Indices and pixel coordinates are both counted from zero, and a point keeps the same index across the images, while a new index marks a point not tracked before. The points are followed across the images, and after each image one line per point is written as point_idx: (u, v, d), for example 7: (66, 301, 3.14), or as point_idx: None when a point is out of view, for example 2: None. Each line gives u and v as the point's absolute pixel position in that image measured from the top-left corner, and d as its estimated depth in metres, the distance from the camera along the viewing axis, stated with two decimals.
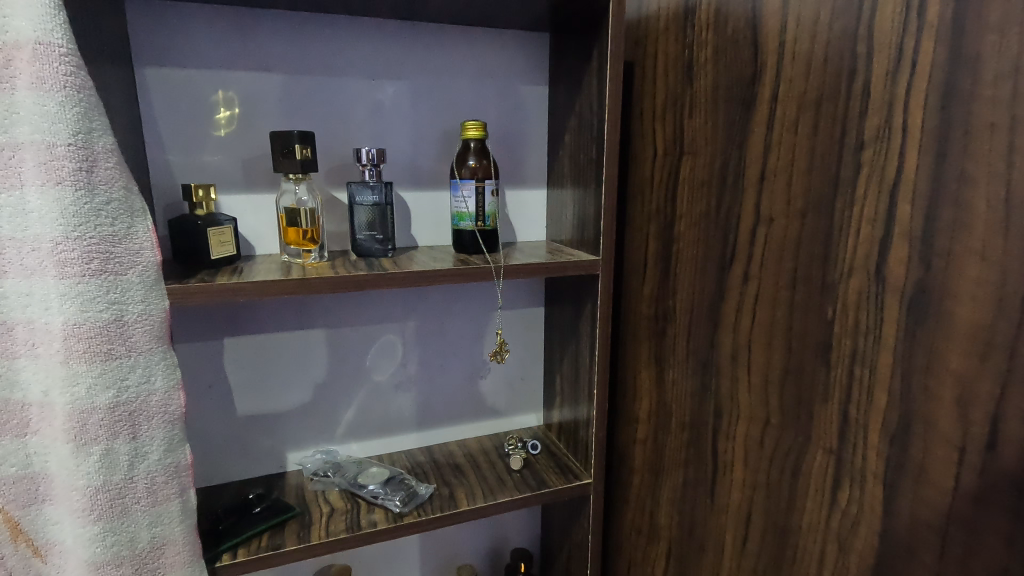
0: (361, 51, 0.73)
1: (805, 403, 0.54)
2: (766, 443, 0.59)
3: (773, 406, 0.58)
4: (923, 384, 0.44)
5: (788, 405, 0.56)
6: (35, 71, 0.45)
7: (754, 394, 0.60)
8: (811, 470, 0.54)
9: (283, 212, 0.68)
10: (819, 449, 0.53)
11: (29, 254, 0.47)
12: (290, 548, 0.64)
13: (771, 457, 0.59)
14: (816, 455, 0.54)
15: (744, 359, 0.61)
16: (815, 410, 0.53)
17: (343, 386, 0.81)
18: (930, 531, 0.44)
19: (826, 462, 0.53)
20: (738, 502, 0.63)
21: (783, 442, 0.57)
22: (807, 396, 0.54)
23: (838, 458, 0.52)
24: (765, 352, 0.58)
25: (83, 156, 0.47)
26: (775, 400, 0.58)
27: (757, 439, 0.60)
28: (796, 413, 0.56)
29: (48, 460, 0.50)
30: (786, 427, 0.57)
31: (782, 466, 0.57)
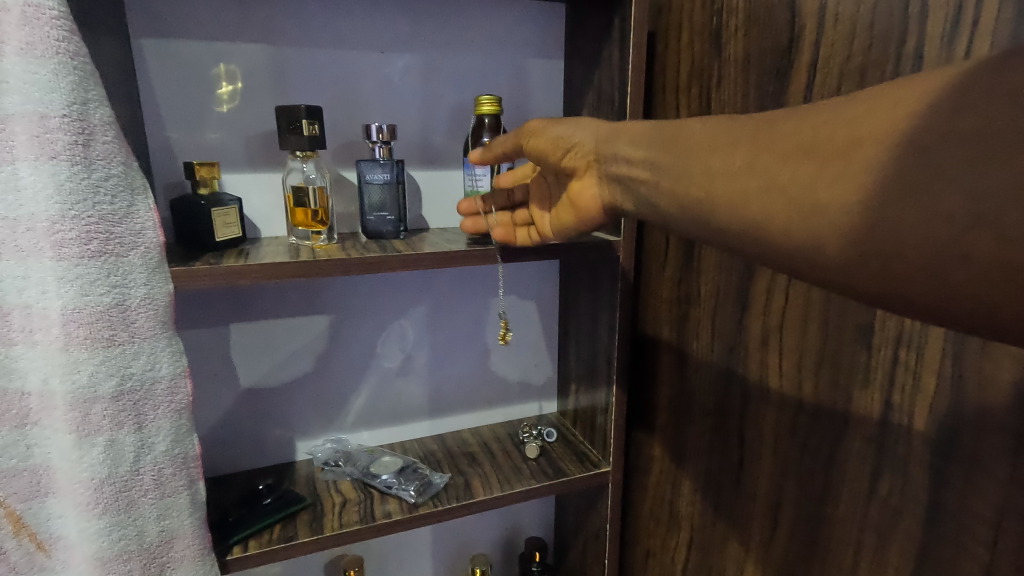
0: (369, 21, 0.70)
1: (560, 156, 0.57)
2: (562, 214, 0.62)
3: (540, 157, 0.58)
4: (977, 367, 0.41)
5: (549, 158, 0.57)
6: (24, 35, 0.41)
7: (538, 150, 0.58)
8: (581, 215, 0.59)
9: (290, 190, 0.64)
10: (581, 191, 0.57)
11: (24, 235, 0.44)
12: (302, 541, 0.62)
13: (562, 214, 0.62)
14: (579, 195, 0.57)
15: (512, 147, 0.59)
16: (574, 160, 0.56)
17: (353, 374, 0.79)
18: (983, 523, 0.42)
19: (585, 200, 0.57)
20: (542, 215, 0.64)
21: (569, 218, 0.61)
22: (558, 155, 0.57)
23: (592, 204, 0.57)
24: (543, 131, 0.57)
25: (79, 128, 0.44)
26: (550, 150, 0.57)
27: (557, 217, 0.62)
28: (552, 161, 0.58)
29: (50, 451, 0.48)
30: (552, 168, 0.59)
31: (567, 221, 0.61)
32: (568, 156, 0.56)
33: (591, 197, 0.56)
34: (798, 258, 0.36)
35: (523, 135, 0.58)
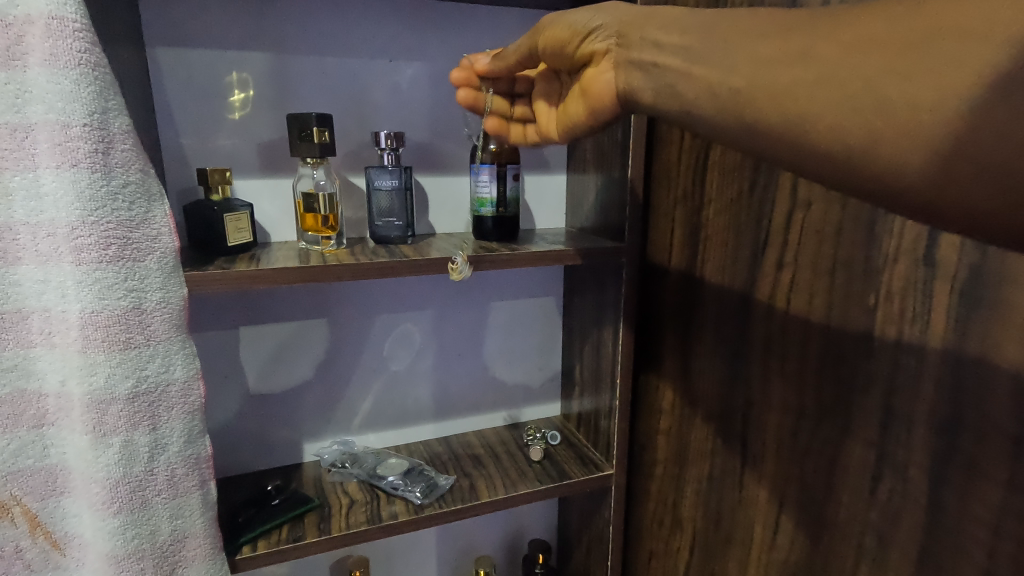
0: (379, 30, 0.71)
1: (577, 43, 0.51)
2: (568, 116, 0.57)
3: (554, 49, 0.53)
4: (975, 373, 0.42)
5: (564, 49, 0.52)
6: (48, 47, 0.43)
7: (554, 35, 0.51)
8: (587, 112, 0.54)
9: (300, 196, 0.66)
10: (593, 80, 0.51)
11: (44, 240, 0.46)
12: (311, 541, 0.63)
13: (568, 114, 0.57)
14: (591, 84, 0.51)
15: (527, 55, 0.56)
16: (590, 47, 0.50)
17: (361, 376, 0.80)
18: (981, 527, 0.43)
19: (596, 93, 0.51)
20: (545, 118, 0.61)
21: (576, 117, 0.56)
22: (573, 43, 0.51)
23: (602, 96, 0.51)
24: (561, 18, 0.51)
25: (99, 137, 0.45)
26: (566, 37, 0.51)
27: (563, 121, 0.58)
28: (566, 53, 0.52)
29: (66, 451, 0.50)
30: (563, 60, 0.54)
31: (573, 122, 0.56)
32: (585, 41, 0.50)
33: (605, 85, 0.50)
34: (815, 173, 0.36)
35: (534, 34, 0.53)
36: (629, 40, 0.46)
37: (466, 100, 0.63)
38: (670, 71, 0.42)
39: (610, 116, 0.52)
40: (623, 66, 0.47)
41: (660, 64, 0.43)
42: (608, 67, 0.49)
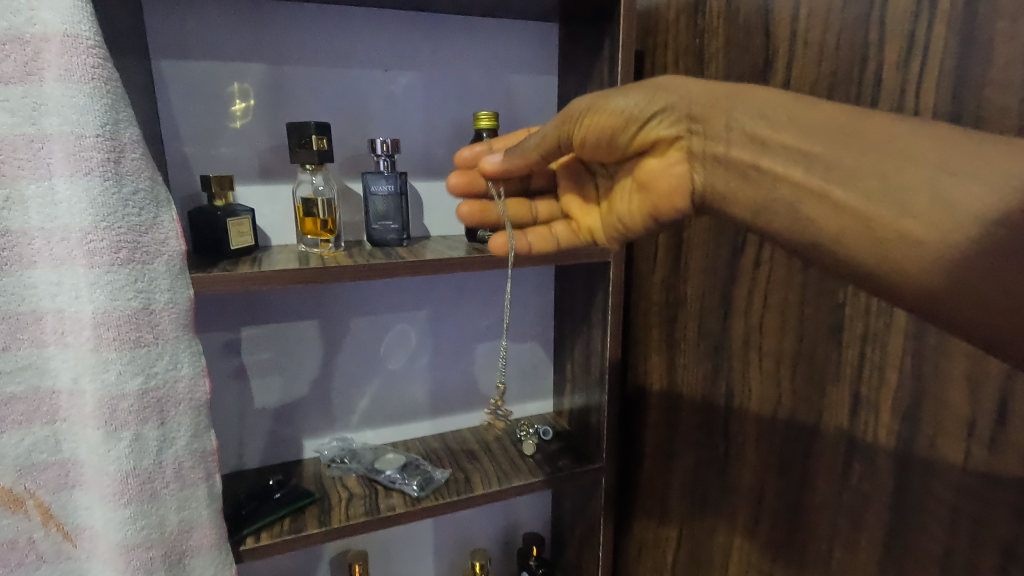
0: (375, 41, 0.74)
1: (631, 133, 0.53)
2: (621, 211, 0.60)
3: (598, 142, 0.54)
4: (933, 363, 0.45)
5: (612, 138, 0.54)
6: (63, 63, 0.46)
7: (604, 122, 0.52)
8: (650, 208, 0.57)
9: (300, 202, 0.69)
10: (654, 175, 0.55)
11: (59, 245, 0.49)
12: (312, 532, 0.66)
13: (623, 212, 0.60)
14: (654, 179, 0.55)
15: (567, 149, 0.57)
16: (649, 135, 0.53)
17: (358, 375, 0.82)
18: (941, 505, 0.46)
19: (660, 189, 0.55)
20: (586, 214, 0.65)
21: (633, 213, 0.59)
22: (622, 132, 0.53)
23: (669, 190, 0.54)
24: (602, 104, 0.52)
25: (111, 147, 0.48)
26: (618, 124, 0.52)
27: (614, 216, 0.61)
28: (613, 147, 0.55)
29: (78, 446, 0.53)
30: (610, 152, 0.56)
31: (627, 217, 0.60)
32: (641, 130, 0.52)
33: (677, 180, 0.53)
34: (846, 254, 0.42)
35: (563, 119, 0.54)
36: (709, 129, 0.49)
37: (475, 208, 0.63)
38: (755, 171, 0.46)
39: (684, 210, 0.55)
40: (707, 159, 0.50)
41: (752, 171, 0.47)
42: (676, 155, 0.53)
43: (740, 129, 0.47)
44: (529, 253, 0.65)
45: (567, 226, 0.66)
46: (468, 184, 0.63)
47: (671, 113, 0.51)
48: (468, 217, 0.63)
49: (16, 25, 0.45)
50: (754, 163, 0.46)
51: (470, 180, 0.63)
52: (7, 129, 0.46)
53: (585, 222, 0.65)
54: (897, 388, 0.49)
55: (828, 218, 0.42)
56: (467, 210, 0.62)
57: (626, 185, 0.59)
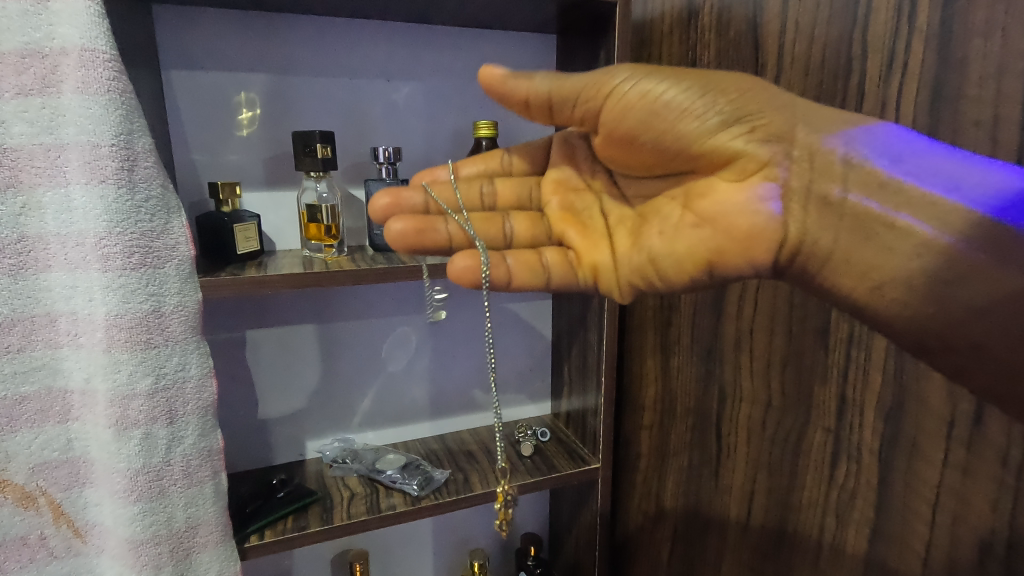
0: (377, 52, 0.76)
1: (703, 138, 0.48)
2: (659, 247, 0.53)
3: (655, 127, 0.48)
4: (914, 365, 0.48)
5: (674, 124, 0.48)
6: (80, 76, 0.48)
7: (679, 99, 0.47)
8: (712, 247, 0.50)
9: (304, 208, 0.71)
10: (722, 208, 0.49)
11: (74, 249, 0.51)
12: (314, 530, 0.67)
13: (660, 246, 0.53)
14: (721, 213, 0.49)
15: (611, 141, 0.51)
16: (722, 149, 0.48)
17: (360, 376, 0.84)
18: (922, 501, 0.48)
19: (730, 225, 0.49)
20: (592, 246, 0.56)
21: (681, 246, 0.51)
22: (691, 120, 0.47)
23: (747, 230, 0.49)
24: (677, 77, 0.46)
25: (125, 156, 0.50)
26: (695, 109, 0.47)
27: (643, 252, 0.54)
28: (671, 144, 0.49)
29: (89, 444, 0.55)
30: (667, 156, 0.51)
31: (667, 255, 0.52)
32: (716, 139, 0.48)
33: (764, 221, 0.49)
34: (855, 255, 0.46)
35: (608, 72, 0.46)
36: (824, 166, 0.47)
37: (414, 231, 0.52)
38: (883, 227, 0.45)
39: (765, 262, 0.50)
40: (816, 204, 0.47)
41: (881, 228, 0.45)
42: (765, 185, 0.48)
43: (868, 171, 0.45)
44: (508, 282, 0.53)
45: (563, 255, 0.56)
46: (394, 207, 0.53)
47: (770, 128, 0.47)
48: (403, 243, 0.52)
49: (35, 40, 0.47)
50: (888, 218, 0.44)
51: (398, 202, 0.54)
52: (27, 139, 0.48)
53: (589, 255, 0.56)
54: (881, 390, 0.51)
55: (866, 245, 0.45)
56: (399, 231, 0.51)
57: (672, 216, 0.52)
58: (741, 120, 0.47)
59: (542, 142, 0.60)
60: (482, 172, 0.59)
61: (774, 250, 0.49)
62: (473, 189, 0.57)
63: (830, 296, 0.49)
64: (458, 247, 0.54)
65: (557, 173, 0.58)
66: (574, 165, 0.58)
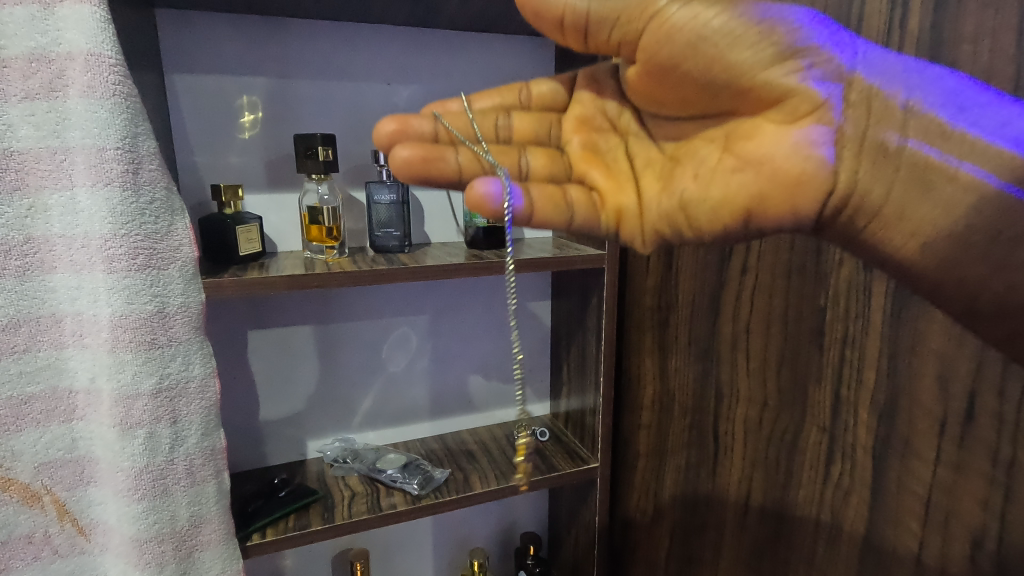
0: (379, 56, 0.77)
1: (758, 70, 0.42)
2: (692, 192, 0.48)
3: (703, 54, 0.42)
4: (907, 363, 0.49)
5: (724, 53, 0.42)
6: (86, 80, 0.48)
7: (733, 23, 0.41)
8: (753, 192, 0.45)
9: (306, 210, 0.72)
10: (770, 150, 0.44)
11: (79, 251, 0.51)
12: (316, 529, 0.68)
13: (694, 191, 0.48)
14: (767, 155, 0.44)
15: (648, 73, 0.44)
16: (774, 85, 0.43)
17: (361, 377, 0.85)
18: (915, 498, 0.49)
19: (777, 167, 0.44)
20: (618, 187, 0.51)
21: (719, 190, 0.46)
22: (743, 48, 0.41)
23: (795, 174, 0.44)
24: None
25: (129, 159, 0.51)
26: (749, 38, 0.41)
27: (674, 196, 0.49)
28: (718, 75, 0.43)
29: (93, 443, 0.55)
30: (712, 90, 0.44)
31: (701, 201, 0.47)
32: (770, 72, 0.42)
33: (816, 166, 0.44)
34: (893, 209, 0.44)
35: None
36: (882, 112, 0.43)
37: (421, 155, 0.46)
38: (944, 180, 0.41)
39: (807, 213, 0.46)
40: (870, 153, 0.43)
41: (942, 180, 0.41)
42: (816, 127, 0.43)
43: (932, 121, 0.42)
44: (530, 216, 0.47)
45: (587, 195, 0.50)
46: (401, 133, 0.48)
47: (829, 66, 0.43)
48: (411, 169, 0.46)
49: (42, 45, 0.48)
50: (950, 169, 0.41)
51: (405, 129, 0.49)
52: (33, 142, 0.49)
53: (614, 197, 0.51)
54: (876, 388, 0.52)
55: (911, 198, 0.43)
56: (405, 157, 0.46)
57: (710, 159, 0.47)
58: (800, 52, 0.42)
59: (565, 75, 0.53)
60: (499, 105, 0.53)
61: (822, 198, 0.45)
62: (487, 121, 0.52)
63: (877, 250, 0.45)
64: (469, 179, 0.49)
65: (579, 108, 0.52)
66: (599, 100, 0.52)
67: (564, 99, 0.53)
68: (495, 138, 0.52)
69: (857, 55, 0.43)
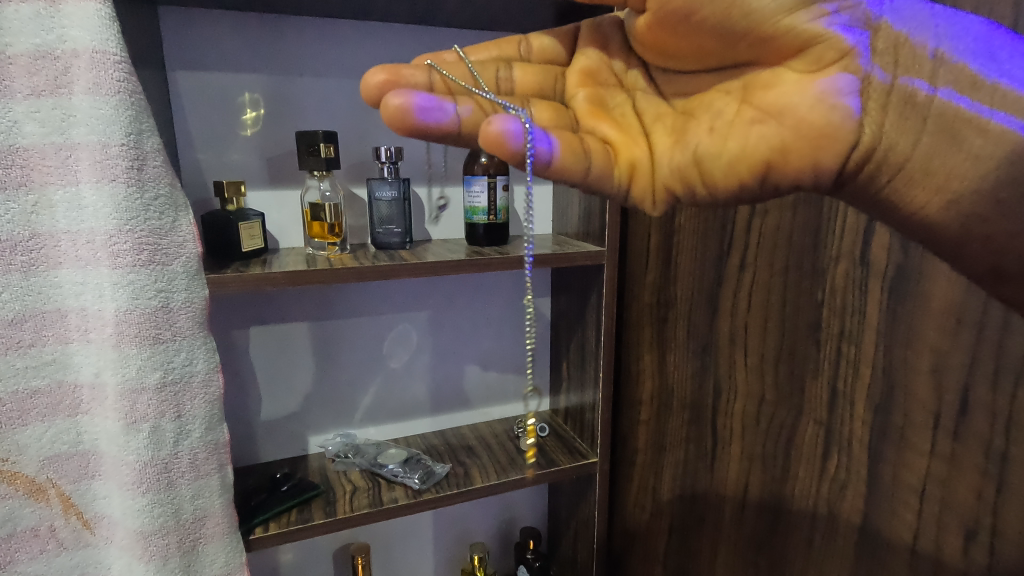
0: (381, 54, 0.78)
1: (780, 15, 0.40)
2: (708, 146, 0.45)
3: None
4: (903, 357, 0.49)
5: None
6: (91, 77, 0.49)
7: None
8: (774, 145, 0.42)
9: (308, 206, 0.72)
10: (791, 98, 0.42)
11: (84, 247, 0.52)
12: (318, 522, 0.69)
13: (709, 145, 0.45)
14: (787, 105, 0.42)
15: (660, 21, 0.42)
16: (796, 32, 0.40)
17: (362, 373, 0.85)
18: (910, 490, 0.50)
19: (800, 118, 0.42)
20: (630, 140, 0.47)
21: (737, 142, 0.43)
22: None
23: (820, 126, 0.41)
24: None
25: (134, 155, 0.51)
26: None
27: (687, 151, 0.46)
28: (738, 22, 0.40)
29: (98, 437, 0.56)
30: (730, 40, 0.42)
31: (716, 155, 0.44)
32: (795, 17, 0.40)
33: (839, 119, 0.41)
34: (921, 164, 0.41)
35: None
36: (911, 60, 0.41)
37: (420, 103, 0.41)
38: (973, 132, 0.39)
39: (830, 170, 0.43)
40: (897, 104, 0.41)
41: (972, 132, 0.39)
42: (842, 76, 0.41)
43: (964, 70, 0.40)
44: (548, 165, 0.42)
45: (601, 146, 0.46)
46: (393, 83, 0.44)
47: (855, 11, 0.41)
48: (408, 120, 0.40)
49: (47, 42, 0.48)
50: (979, 120, 0.39)
51: (397, 79, 0.45)
52: (38, 138, 0.49)
53: (627, 150, 0.47)
54: (872, 381, 0.52)
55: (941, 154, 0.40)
56: (400, 104, 0.40)
57: (727, 111, 0.44)
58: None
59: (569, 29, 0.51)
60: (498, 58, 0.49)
61: (845, 154, 0.42)
62: (488, 71, 0.48)
63: (898, 209, 0.43)
64: (471, 132, 0.44)
65: (585, 61, 0.49)
66: (606, 55, 0.49)
67: (569, 54, 0.50)
68: (494, 90, 0.49)
69: (884, 1, 0.42)
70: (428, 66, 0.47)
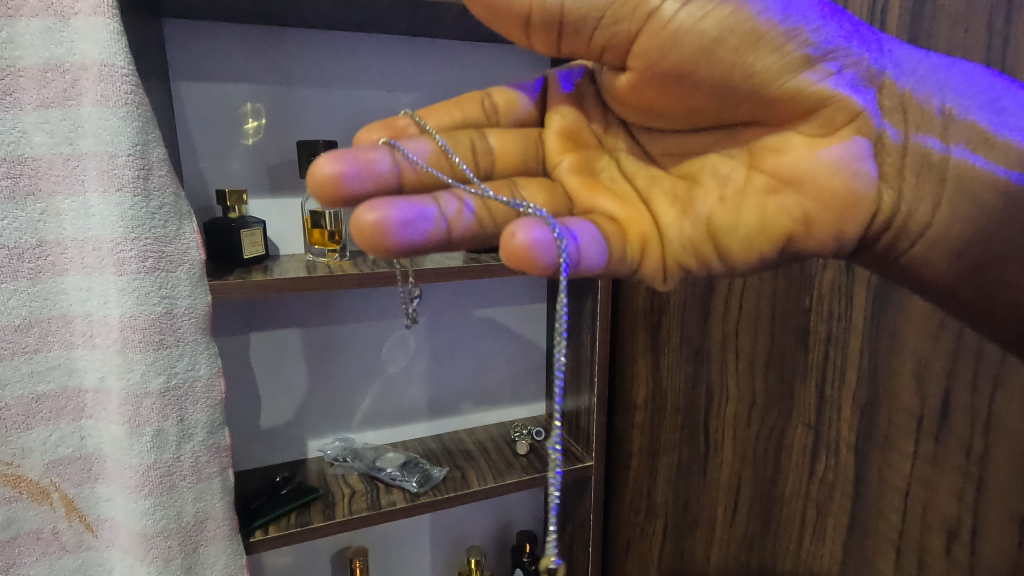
0: (380, 67, 0.79)
1: (785, 75, 0.38)
2: (722, 217, 0.42)
3: (719, 61, 0.37)
4: (887, 362, 0.51)
5: (744, 56, 0.37)
6: (100, 90, 0.50)
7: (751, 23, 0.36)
8: (796, 215, 0.40)
9: (308, 214, 0.74)
10: (807, 166, 0.39)
11: (91, 253, 0.53)
12: (317, 525, 0.70)
13: (722, 215, 0.42)
14: (806, 172, 0.39)
15: (651, 84, 0.39)
16: (805, 93, 0.38)
17: (361, 378, 0.87)
18: (895, 491, 0.52)
19: (821, 186, 0.40)
20: (634, 213, 0.43)
21: (754, 214, 0.41)
22: (765, 51, 0.37)
23: (840, 192, 0.40)
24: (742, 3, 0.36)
25: (140, 165, 0.53)
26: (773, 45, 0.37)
27: (698, 223, 0.42)
28: (740, 84, 0.38)
29: (102, 440, 0.57)
30: (730, 102, 0.39)
31: (731, 226, 0.42)
32: (799, 78, 0.38)
33: (861, 185, 0.40)
34: (939, 236, 0.41)
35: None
36: (920, 117, 0.40)
37: (400, 217, 0.38)
38: (989, 191, 0.39)
39: (852, 237, 0.42)
40: (913, 166, 0.40)
41: (988, 190, 0.39)
42: (857, 139, 0.39)
43: (973, 127, 0.39)
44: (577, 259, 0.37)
45: (610, 223, 0.41)
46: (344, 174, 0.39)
47: (858, 67, 0.39)
48: (388, 240, 0.37)
49: (57, 55, 0.50)
50: (995, 178, 0.38)
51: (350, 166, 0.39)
52: (46, 148, 0.51)
53: (634, 224, 0.42)
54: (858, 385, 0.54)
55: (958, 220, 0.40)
56: (372, 223, 0.37)
57: (735, 177, 0.42)
58: (825, 55, 0.38)
59: (533, 83, 0.47)
60: (463, 124, 0.46)
61: (868, 220, 0.41)
62: (461, 144, 0.44)
63: (915, 274, 0.43)
64: (459, 237, 0.41)
65: (561, 122, 0.45)
66: (583, 114, 0.45)
67: (539, 112, 0.47)
68: (472, 166, 0.45)
69: (885, 54, 0.40)
70: (388, 146, 0.41)
